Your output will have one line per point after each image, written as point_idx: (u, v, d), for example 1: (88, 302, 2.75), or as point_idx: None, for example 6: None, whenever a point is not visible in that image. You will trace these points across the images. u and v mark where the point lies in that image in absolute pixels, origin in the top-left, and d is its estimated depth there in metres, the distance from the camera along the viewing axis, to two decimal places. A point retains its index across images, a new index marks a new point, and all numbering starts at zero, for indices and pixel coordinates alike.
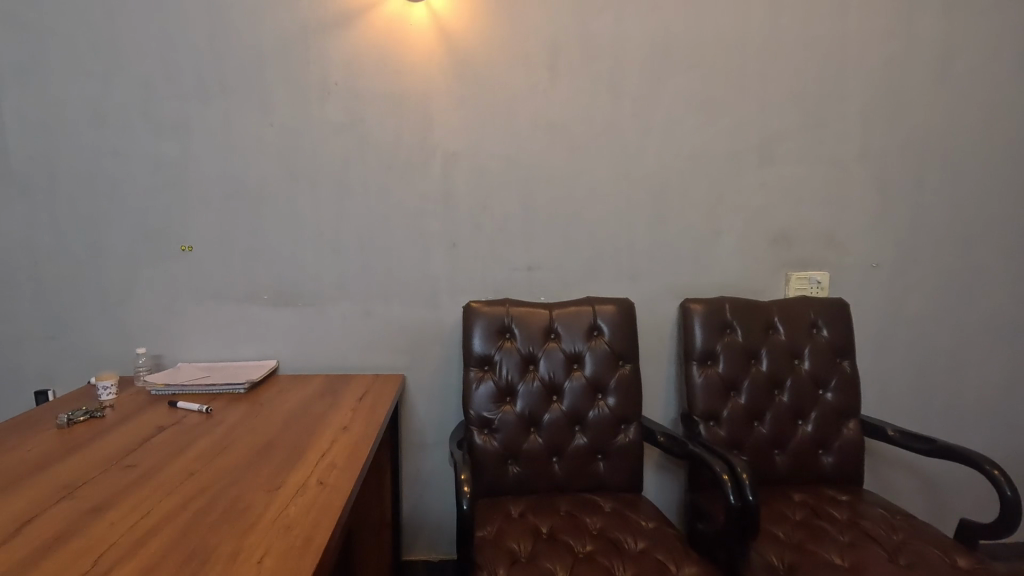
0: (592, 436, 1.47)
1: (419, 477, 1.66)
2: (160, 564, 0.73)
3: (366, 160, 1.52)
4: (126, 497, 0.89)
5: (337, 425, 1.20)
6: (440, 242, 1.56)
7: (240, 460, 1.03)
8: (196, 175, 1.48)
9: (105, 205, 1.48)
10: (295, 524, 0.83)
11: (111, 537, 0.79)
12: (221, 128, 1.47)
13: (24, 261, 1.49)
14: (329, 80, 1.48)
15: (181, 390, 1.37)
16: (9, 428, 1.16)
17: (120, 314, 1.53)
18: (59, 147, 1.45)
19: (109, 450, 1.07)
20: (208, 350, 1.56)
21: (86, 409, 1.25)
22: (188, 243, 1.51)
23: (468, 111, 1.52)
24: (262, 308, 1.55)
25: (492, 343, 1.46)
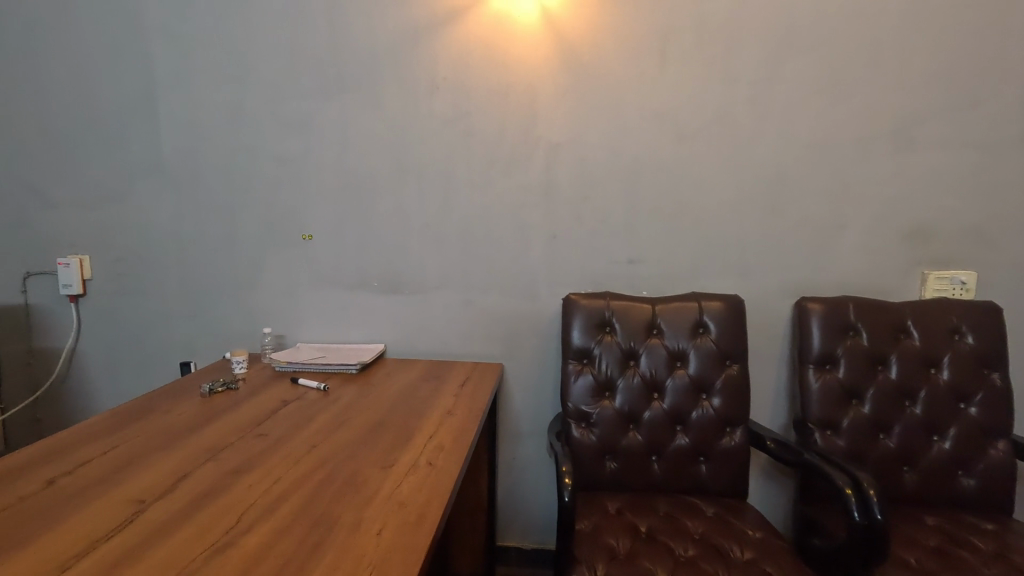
0: (694, 437, 1.41)
1: (514, 465, 1.69)
2: (291, 526, 0.79)
3: (471, 153, 1.55)
4: (260, 463, 0.98)
5: (442, 409, 1.24)
6: (540, 234, 1.57)
7: (355, 436, 1.10)
8: (316, 169, 1.59)
9: (239, 197, 1.63)
10: (408, 501, 0.87)
11: (249, 498, 0.87)
12: (338, 124, 1.57)
13: (172, 247, 1.67)
14: (438, 75, 1.53)
15: (301, 368, 1.49)
16: (163, 394, 1.32)
17: (250, 297, 1.68)
18: (202, 144, 1.61)
19: (243, 419, 1.18)
20: (323, 332, 1.68)
21: (224, 381, 1.40)
22: (308, 232, 1.63)
23: (573, 101, 1.50)
24: (372, 294, 1.64)
25: (591, 337, 1.44)
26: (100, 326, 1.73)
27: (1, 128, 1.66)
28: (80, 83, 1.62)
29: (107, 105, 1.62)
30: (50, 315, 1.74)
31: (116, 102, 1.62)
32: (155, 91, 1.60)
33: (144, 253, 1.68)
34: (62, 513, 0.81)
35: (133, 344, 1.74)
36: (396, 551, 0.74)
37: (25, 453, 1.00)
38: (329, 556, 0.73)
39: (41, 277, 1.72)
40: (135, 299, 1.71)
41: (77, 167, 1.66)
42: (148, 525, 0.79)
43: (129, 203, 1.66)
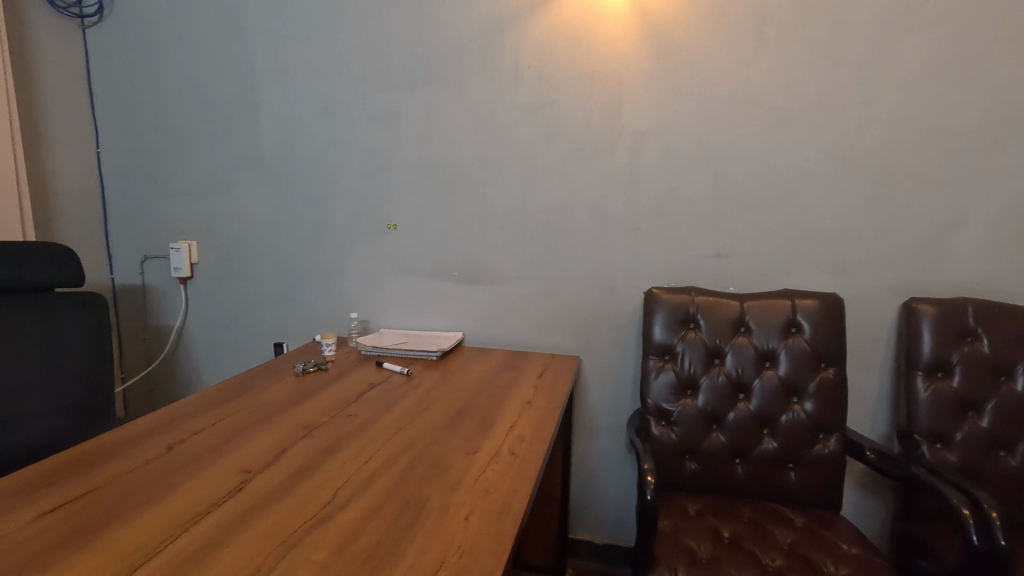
0: (783, 442, 1.34)
1: (588, 459, 1.67)
2: (384, 505, 0.83)
3: (553, 143, 1.53)
4: (351, 442, 1.03)
5: (521, 399, 1.25)
6: (622, 226, 1.53)
7: (438, 421, 1.13)
8: (402, 160, 1.64)
9: (330, 187, 1.70)
10: (493, 488, 0.88)
11: (343, 475, 0.91)
12: (423, 116, 1.60)
13: (269, 234, 1.78)
14: (523, 65, 1.52)
15: (385, 353, 1.54)
16: (261, 372, 1.41)
17: (338, 283, 1.75)
18: (297, 137, 1.70)
19: (334, 399, 1.24)
20: (404, 319, 1.73)
21: (315, 362, 1.48)
22: (392, 222, 1.68)
23: (662, 88, 1.45)
24: (452, 284, 1.67)
25: (674, 333, 1.40)
26: (204, 307, 1.88)
27: (124, 123, 1.82)
28: (191, 81, 1.75)
29: (214, 101, 1.74)
30: (162, 295, 1.90)
31: (222, 98, 1.73)
32: (256, 87, 1.70)
33: (244, 239, 1.80)
34: (180, 477, 0.89)
35: (233, 324, 1.87)
36: (483, 537, 0.75)
37: (146, 420, 1.10)
38: (420, 536, 0.75)
39: (156, 260, 1.88)
40: (235, 283, 1.84)
41: (188, 159, 1.79)
42: (254, 494, 0.85)
43: (232, 192, 1.78)
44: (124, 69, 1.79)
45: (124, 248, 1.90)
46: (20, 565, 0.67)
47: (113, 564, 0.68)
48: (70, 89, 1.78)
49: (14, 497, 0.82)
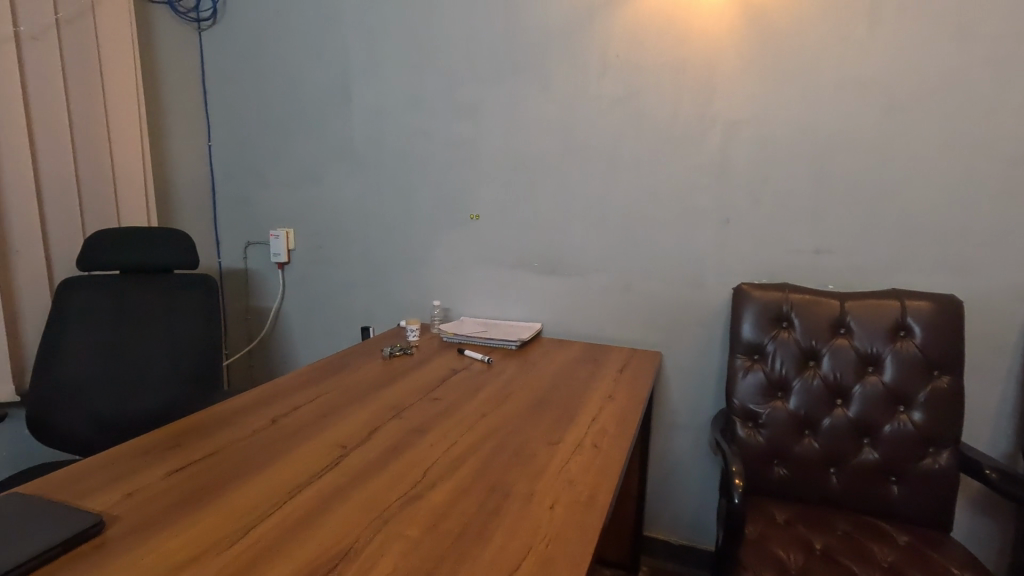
0: (885, 453, 1.25)
1: (666, 457, 1.63)
2: (471, 489, 0.85)
3: (640, 132, 1.49)
4: (437, 425, 1.06)
5: (602, 393, 1.24)
6: (711, 219, 1.47)
7: (521, 410, 1.14)
8: (486, 151, 1.66)
9: (416, 179, 1.76)
10: (577, 480, 0.88)
11: (431, 457, 0.94)
12: (508, 107, 1.61)
13: (358, 223, 1.86)
14: (611, 53, 1.49)
15: (466, 340, 1.58)
16: (351, 354, 1.49)
17: (421, 271, 1.81)
18: (387, 129, 1.76)
19: (420, 383, 1.28)
20: (484, 308, 1.76)
21: (401, 346, 1.54)
22: (475, 212, 1.70)
23: (760, 72, 1.38)
24: (532, 275, 1.68)
25: (765, 332, 1.33)
26: (299, 291, 2.00)
27: (232, 119, 1.97)
28: (291, 78, 1.86)
29: (312, 97, 1.84)
30: (262, 279, 2.04)
31: (319, 93, 1.83)
32: (350, 82, 1.78)
33: (336, 228, 1.89)
34: (284, 449, 0.95)
35: (324, 308, 1.98)
36: (569, 528, 0.76)
37: (252, 394, 1.19)
38: (507, 521, 0.77)
39: (257, 246, 2.02)
40: (327, 269, 1.94)
41: (287, 152, 1.91)
42: (350, 469, 0.89)
43: (326, 183, 1.88)
44: (233, 68, 1.93)
45: (230, 234, 2.05)
46: (153, 517, 0.75)
47: (231, 523, 0.74)
48: (187, 88, 1.94)
49: (146, 456, 0.91)
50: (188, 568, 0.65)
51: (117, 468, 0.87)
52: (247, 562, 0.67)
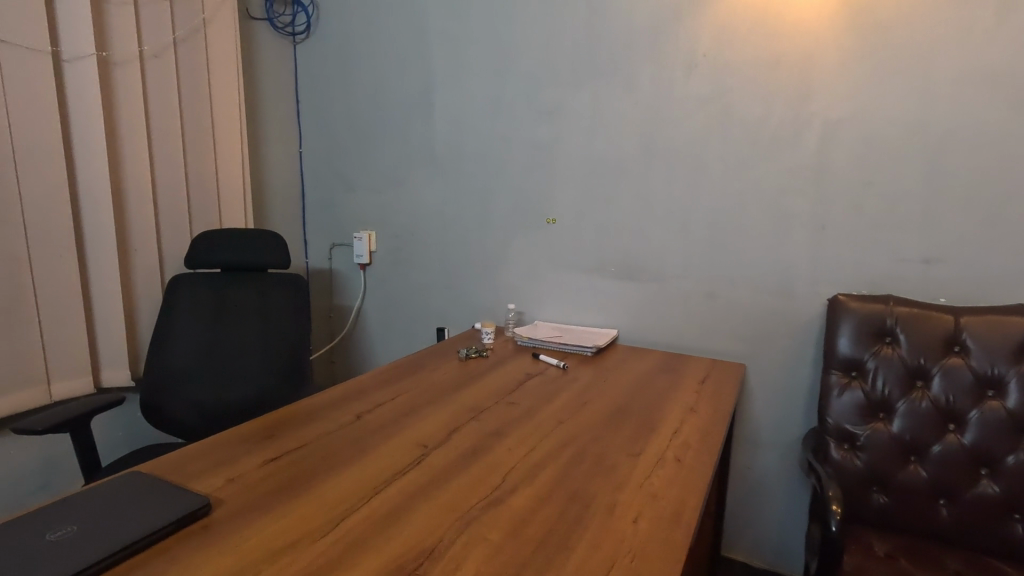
0: (1008, 487, 1.12)
1: (748, 475, 1.55)
2: (551, 495, 0.84)
3: (728, 133, 1.43)
4: (515, 429, 1.06)
5: (684, 404, 1.19)
6: (804, 224, 1.39)
7: (599, 418, 1.12)
8: (565, 155, 1.65)
9: (494, 183, 1.78)
10: (661, 495, 0.84)
11: (510, 461, 0.94)
12: (589, 110, 1.59)
13: (437, 226, 1.91)
14: (698, 52, 1.44)
15: (541, 345, 1.57)
16: (429, 354, 1.52)
17: (497, 274, 1.83)
18: (467, 134, 1.79)
19: (496, 386, 1.29)
20: (559, 312, 1.74)
21: (476, 349, 1.55)
22: (552, 217, 1.70)
23: (864, 67, 1.29)
24: (609, 280, 1.64)
25: (864, 347, 1.24)
26: (379, 292, 2.07)
27: (322, 127, 2.07)
28: (377, 87, 1.93)
29: (396, 104, 1.91)
30: (345, 279, 2.13)
31: (403, 100, 1.89)
32: (433, 89, 1.83)
33: (415, 231, 1.95)
34: (369, 444, 0.99)
35: (402, 308, 2.04)
36: (655, 544, 0.73)
37: (337, 389, 1.24)
38: (589, 532, 0.75)
39: (341, 248, 2.12)
40: (406, 271, 2.00)
41: (372, 157, 1.99)
42: (432, 468, 0.91)
43: (407, 187, 1.94)
44: (324, 78, 2.03)
45: (317, 235, 2.16)
46: (253, 503, 0.79)
47: (322, 514, 0.77)
48: (283, 99, 2.06)
49: (244, 445, 0.97)
50: (284, 556, 0.68)
51: (219, 455, 0.93)
52: (339, 553, 0.69)
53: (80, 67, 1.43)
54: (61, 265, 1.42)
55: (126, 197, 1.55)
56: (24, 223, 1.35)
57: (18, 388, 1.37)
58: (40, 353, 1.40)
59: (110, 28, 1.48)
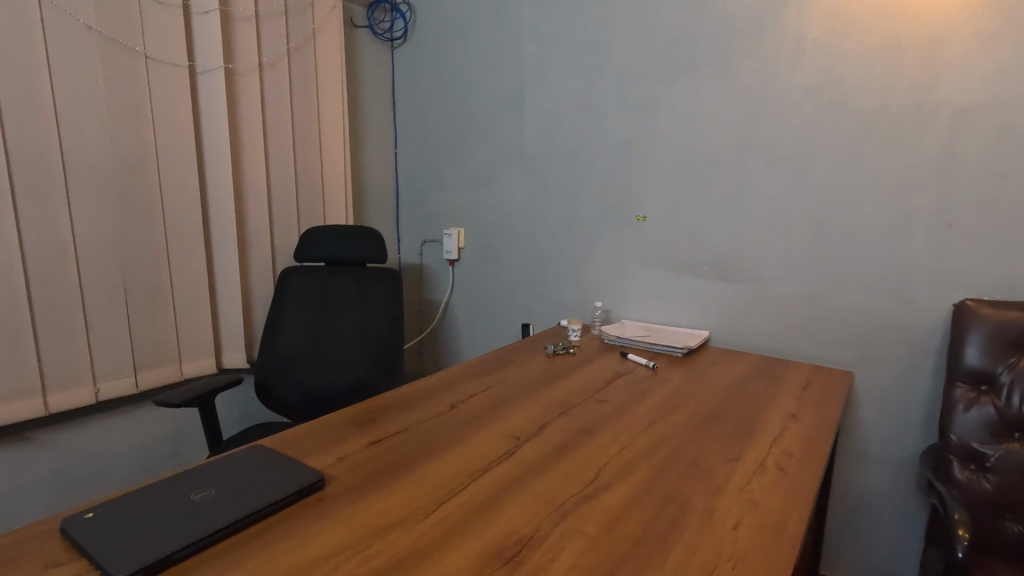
0: None
1: (853, 491, 1.45)
2: (646, 494, 0.83)
3: (838, 124, 1.35)
4: (605, 427, 1.06)
5: (784, 411, 1.13)
6: (926, 222, 1.27)
7: (692, 420, 1.09)
8: (657, 151, 1.61)
9: (582, 180, 1.77)
10: (763, 502, 0.81)
11: (602, 457, 0.94)
12: (683, 105, 1.55)
13: (525, 223, 1.93)
14: (806, 40, 1.36)
15: (629, 344, 1.55)
16: (517, 349, 1.55)
17: (584, 272, 1.82)
18: (557, 132, 1.80)
19: (584, 383, 1.29)
20: (647, 312, 1.71)
21: (563, 345, 1.56)
22: (642, 214, 1.67)
23: (1003, 48, 1.17)
24: (702, 280, 1.59)
25: (997, 359, 1.12)
26: (467, 287, 2.13)
27: (416, 127, 2.16)
28: (470, 88, 1.99)
29: (487, 103, 1.95)
30: (435, 274, 2.21)
31: (494, 100, 1.93)
32: (524, 88, 1.85)
33: (503, 228, 1.99)
34: (463, 433, 1.02)
35: (488, 303, 2.08)
36: (758, 552, 0.70)
37: (431, 380, 1.29)
38: (686, 535, 0.74)
39: (432, 244, 2.20)
40: (493, 267, 2.04)
41: (463, 157, 2.05)
42: (524, 460, 0.93)
43: (496, 185, 1.98)
44: (419, 81, 2.12)
45: (409, 232, 2.26)
46: (360, 481, 0.85)
47: (422, 497, 0.81)
48: (380, 102, 2.17)
49: (349, 427, 1.04)
50: (390, 533, 0.73)
51: (327, 435, 1.00)
52: (441, 534, 0.73)
53: (210, 79, 1.59)
54: (191, 257, 1.58)
55: (245, 196, 1.70)
56: (163, 219, 1.52)
57: (156, 366, 1.55)
58: (174, 335, 1.57)
59: (235, 43, 1.64)
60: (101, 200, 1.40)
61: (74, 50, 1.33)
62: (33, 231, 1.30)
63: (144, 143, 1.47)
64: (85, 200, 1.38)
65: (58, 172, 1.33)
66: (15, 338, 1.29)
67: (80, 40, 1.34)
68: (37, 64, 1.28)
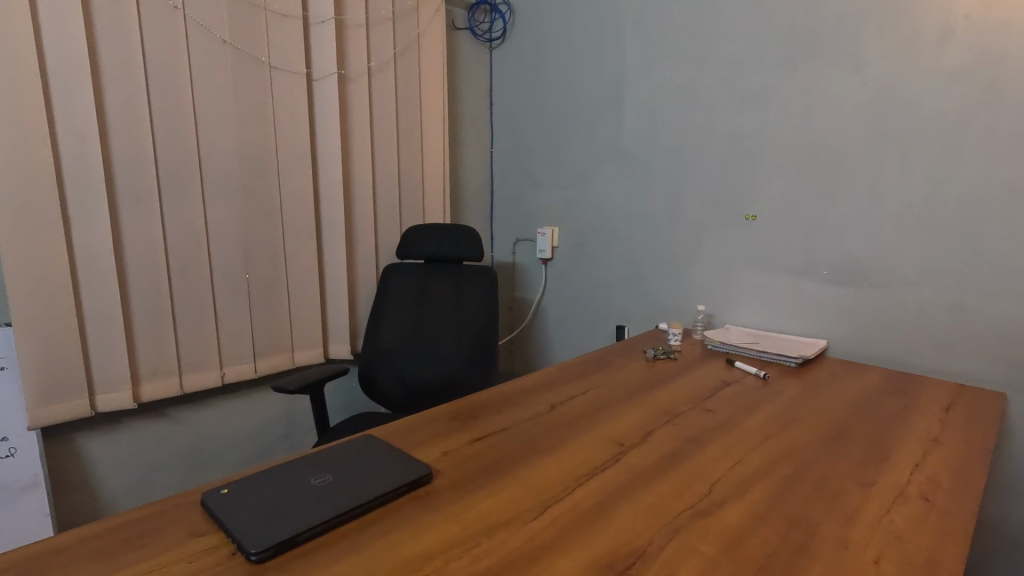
0: None
1: (1002, 528, 1.27)
2: (768, 516, 0.77)
3: (995, 111, 1.18)
4: (716, 438, 0.99)
5: (924, 434, 1.01)
6: None
7: (815, 437, 1.00)
8: (771, 145, 1.50)
9: (686, 177, 1.69)
10: (908, 537, 0.72)
11: (715, 471, 0.88)
12: (804, 94, 1.43)
13: (622, 222, 1.88)
14: (957, 17, 1.21)
15: (735, 350, 1.46)
16: (615, 351, 1.51)
17: (685, 274, 1.74)
18: (658, 128, 1.74)
19: (689, 391, 1.23)
20: (754, 317, 1.60)
21: (664, 349, 1.50)
22: (752, 213, 1.56)
23: None
24: (820, 285, 1.46)
25: None
26: (560, 287, 2.11)
27: (512, 126, 2.17)
28: (568, 86, 1.96)
29: (585, 100, 1.92)
30: (528, 273, 2.21)
31: (593, 96, 1.90)
32: (625, 83, 1.80)
33: (599, 227, 1.94)
34: (564, 436, 1.00)
35: (581, 303, 2.05)
36: None
37: (529, 379, 1.28)
38: (820, 565, 0.67)
39: (525, 243, 2.20)
40: (587, 267, 2.01)
41: (559, 155, 2.03)
42: (631, 468, 0.89)
43: (592, 183, 1.94)
44: (516, 80, 2.12)
45: (503, 231, 2.27)
46: (466, 477, 0.86)
47: (529, 498, 0.80)
48: (478, 102, 2.20)
49: (451, 423, 1.05)
50: (499, 533, 0.72)
51: (432, 429, 1.02)
52: (549, 539, 0.71)
53: (325, 85, 1.68)
54: (304, 253, 1.69)
55: (353, 195, 1.79)
56: (281, 217, 1.63)
57: (272, 353, 1.66)
58: (288, 325, 1.69)
59: (348, 49, 1.72)
60: (229, 199, 1.52)
61: (211, 62, 1.46)
62: (175, 228, 1.44)
63: (266, 146, 1.58)
64: (217, 199, 1.50)
65: (196, 173, 1.46)
66: (158, 324, 1.44)
67: (216, 52, 1.47)
68: (181, 75, 1.41)
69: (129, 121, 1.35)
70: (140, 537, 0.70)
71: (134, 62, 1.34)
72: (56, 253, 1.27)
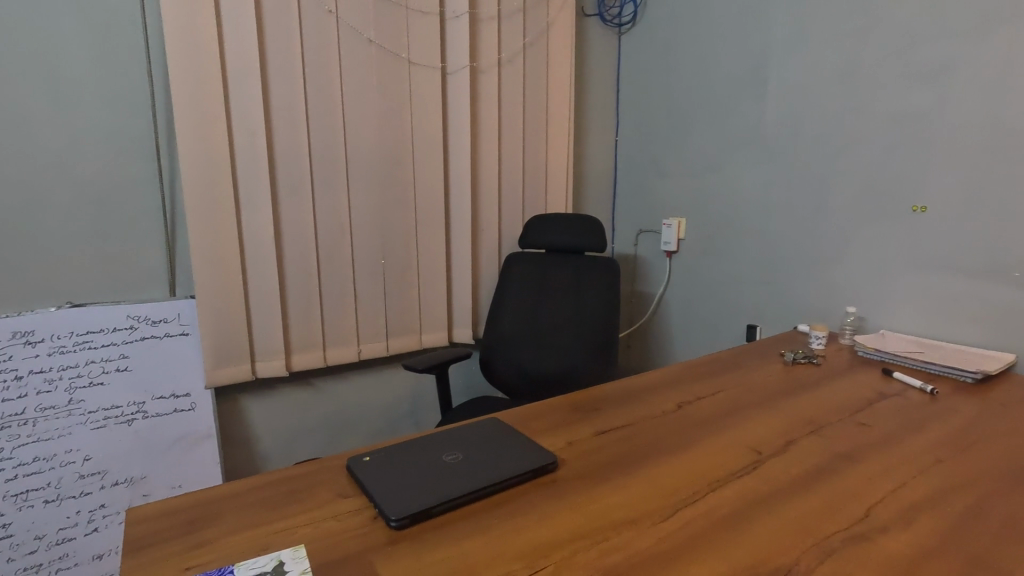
0: None
1: None
2: (943, 550, 0.67)
3: None
4: (873, 457, 0.88)
5: None
6: None
7: (1002, 467, 0.85)
8: (949, 125, 1.30)
9: (838, 163, 1.52)
10: None
11: (873, 492, 0.79)
12: (996, 64, 1.22)
13: (758, 213, 1.74)
14: None
15: (893, 360, 1.29)
16: (748, 352, 1.40)
17: (832, 271, 1.57)
18: (806, 110, 1.58)
19: (838, 401, 1.10)
20: (918, 323, 1.40)
21: (805, 353, 1.36)
22: (921, 204, 1.37)
23: None
24: (1009, 289, 1.24)
25: None
26: (685, 281, 2.00)
27: (639, 114, 2.10)
28: (703, 68, 1.85)
29: (722, 83, 1.80)
30: (650, 266, 2.13)
31: (731, 78, 1.77)
32: (769, 62, 1.66)
33: (732, 219, 1.82)
34: (694, 437, 0.95)
35: (708, 300, 1.94)
36: None
37: (653, 376, 1.24)
38: None
39: (649, 234, 2.12)
40: (716, 261, 1.89)
41: (689, 142, 1.92)
42: (772, 478, 0.82)
43: (725, 172, 1.82)
44: (646, 65, 2.05)
45: (626, 222, 2.22)
46: (591, 470, 0.84)
47: (659, 498, 0.77)
48: (604, 89, 2.15)
49: (574, 414, 1.04)
50: (627, 529, 0.70)
51: (555, 418, 1.02)
52: (682, 543, 0.68)
53: (457, 78, 1.74)
54: (433, 240, 1.77)
55: (479, 185, 1.84)
56: (413, 205, 1.72)
57: (401, 334, 1.77)
58: (416, 309, 1.78)
59: (480, 43, 1.76)
60: (370, 189, 1.64)
61: (358, 61, 1.57)
62: (323, 215, 1.58)
63: (403, 139, 1.68)
64: (359, 189, 1.62)
65: (342, 165, 1.58)
66: (307, 301, 1.59)
67: (362, 53, 1.58)
68: (333, 75, 1.54)
69: (289, 118, 1.50)
70: (297, 492, 0.77)
71: (294, 65, 1.48)
72: (228, 236, 1.45)
